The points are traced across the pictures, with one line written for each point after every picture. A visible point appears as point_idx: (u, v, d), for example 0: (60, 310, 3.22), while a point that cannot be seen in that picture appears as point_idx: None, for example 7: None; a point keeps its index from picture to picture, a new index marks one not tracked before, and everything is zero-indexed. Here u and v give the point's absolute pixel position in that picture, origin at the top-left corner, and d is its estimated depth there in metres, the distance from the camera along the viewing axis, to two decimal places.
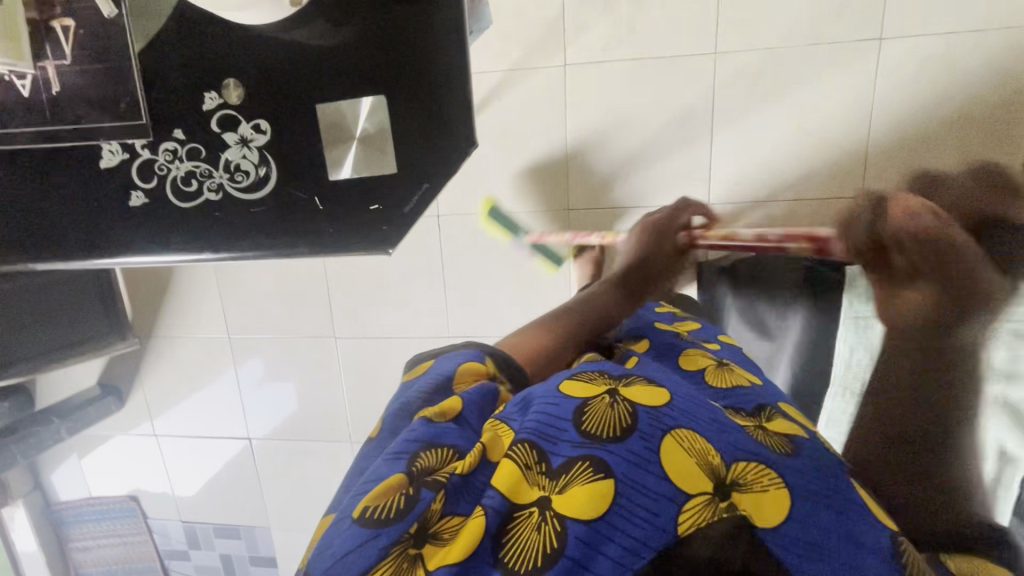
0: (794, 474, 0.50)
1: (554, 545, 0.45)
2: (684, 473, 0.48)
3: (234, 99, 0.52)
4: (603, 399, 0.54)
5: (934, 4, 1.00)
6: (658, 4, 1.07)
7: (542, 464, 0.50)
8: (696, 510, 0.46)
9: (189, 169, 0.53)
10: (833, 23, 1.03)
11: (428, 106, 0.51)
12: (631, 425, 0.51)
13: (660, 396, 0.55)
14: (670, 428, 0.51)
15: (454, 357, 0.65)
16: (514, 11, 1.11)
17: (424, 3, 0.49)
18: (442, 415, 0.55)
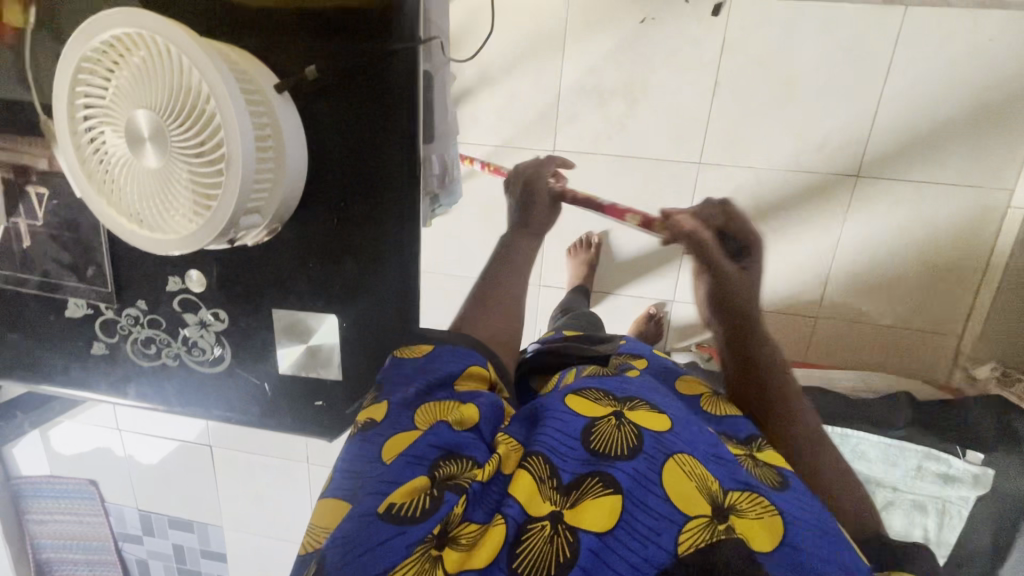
0: (788, 505, 0.48)
1: (570, 554, 0.42)
2: (690, 499, 0.45)
3: (196, 288, 0.49)
4: (609, 420, 0.51)
5: (912, 153, 1.03)
6: (652, 106, 1.08)
7: (552, 478, 0.47)
8: (700, 529, 0.43)
9: (149, 335, 0.52)
10: (815, 153, 1.05)
11: (376, 310, 0.48)
12: (635, 448, 0.48)
13: (661, 421, 0.52)
14: (671, 454, 0.49)
15: (457, 355, 0.58)
16: (510, 91, 1.12)
17: (378, 193, 0.45)
18: (462, 424, 0.51)
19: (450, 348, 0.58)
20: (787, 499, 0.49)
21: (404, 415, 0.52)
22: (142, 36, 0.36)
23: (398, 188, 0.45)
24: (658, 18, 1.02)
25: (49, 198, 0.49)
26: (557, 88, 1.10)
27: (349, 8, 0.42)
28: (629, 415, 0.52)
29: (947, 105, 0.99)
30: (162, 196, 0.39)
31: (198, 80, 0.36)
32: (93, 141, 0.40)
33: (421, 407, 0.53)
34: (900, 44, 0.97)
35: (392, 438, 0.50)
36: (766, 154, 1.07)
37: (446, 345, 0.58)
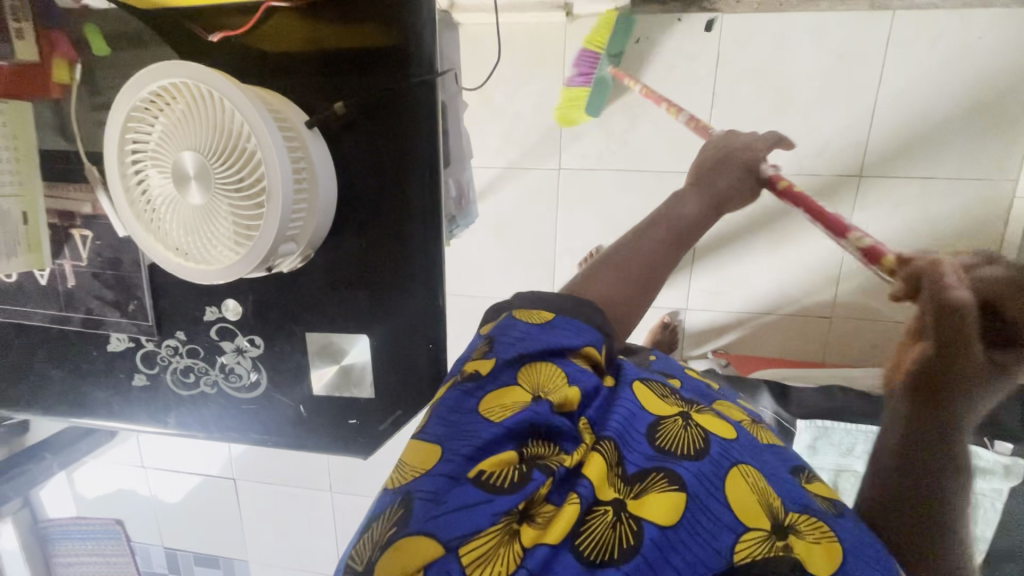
0: (856, 538, 0.39)
1: (635, 541, 0.37)
2: (754, 507, 0.40)
3: (233, 316, 0.52)
4: (674, 417, 0.46)
5: (913, 151, 1.05)
6: (653, 121, 1.11)
7: (619, 466, 0.41)
8: (760, 538, 0.38)
9: (188, 364, 0.54)
10: (816, 157, 1.07)
11: (404, 313, 0.50)
12: (700, 451, 0.42)
13: (726, 428, 0.46)
14: (736, 463, 0.42)
15: (578, 328, 0.48)
16: (513, 113, 1.16)
17: (400, 199, 0.47)
18: (563, 403, 0.43)
19: (575, 320, 0.48)
20: (852, 531, 0.40)
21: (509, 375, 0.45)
22: (183, 81, 0.38)
23: (419, 194, 0.47)
24: (653, 37, 1.06)
25: (93, 239, 0.52)
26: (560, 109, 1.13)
27: (372, 47, 0.44)
28: (694, 418, 0.46)
29: (943, 102, 1.01)
30: (205, 230, 0.40)
31: (238, 119, 0.38)
32: (132, 181, 0.41)
33: (526, 366, 0.46)
34: (891, 46, 1.00)
35: (492, 392, 0.44)
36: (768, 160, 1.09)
37: (567, 315, 0.49)
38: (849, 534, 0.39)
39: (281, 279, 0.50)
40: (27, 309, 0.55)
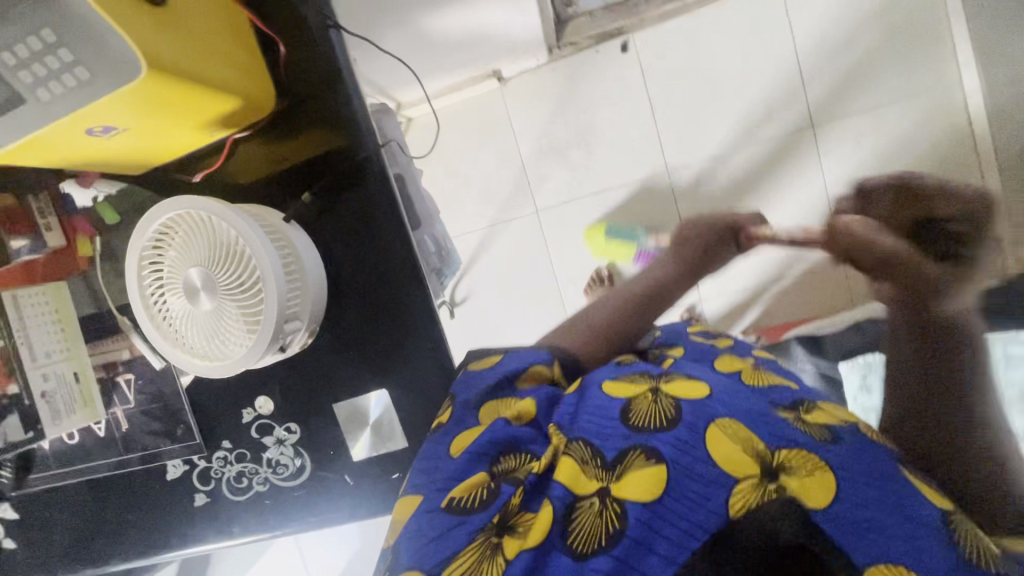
0: (853, 462, 0.34)
1: (620, 526, 0.33)
2: (738, 458, 0.34)
3: (268, 411, 0.57)
4: (643, 392, 0.40)
5: (851, 88, 1.09)
6: (605, 142, 1.19)
7: (595, 458, 0.36)
8: (751, 491, 0.33)
9: (239, 469, 0.58)
10: (764, 122, 1.13)
11: (414, 361, 0.54)
12: (674, 420, 0.37)
13: (699, 387, 0.40)
14: (718, 417, 0.37)
15: (524, 354, 0.48)
16: (481, 177, 1.25)
17: (384, 266, 0.53)
18: (520, 417, 0.41)
19: (519, 349, 0.49)
20: (849, 452, 0.35)
21: (469, 415, 0.44)
22: (190, 213, 0.45)
23: (399, 255, 0.53)
24: (579, 73, 1.17)
25: (137, 380, 0.58)
26: (520, 161, 1.23)
27: (322, 148, 0.52)
28: (663, 387, 0.41)
29: (859, 39, 1.07)
30: (219, 331, 0.46)
31: (228, 229, 0.45)
32: (160, 308, 0.48)
33: (486, 405, 0.44)
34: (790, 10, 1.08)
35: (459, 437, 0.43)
36: (723, 141, 1.15)
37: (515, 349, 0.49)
38: (846, 456, 0.34)
39: (299, 363, 0.55)
40: (92, 463, 0.61)
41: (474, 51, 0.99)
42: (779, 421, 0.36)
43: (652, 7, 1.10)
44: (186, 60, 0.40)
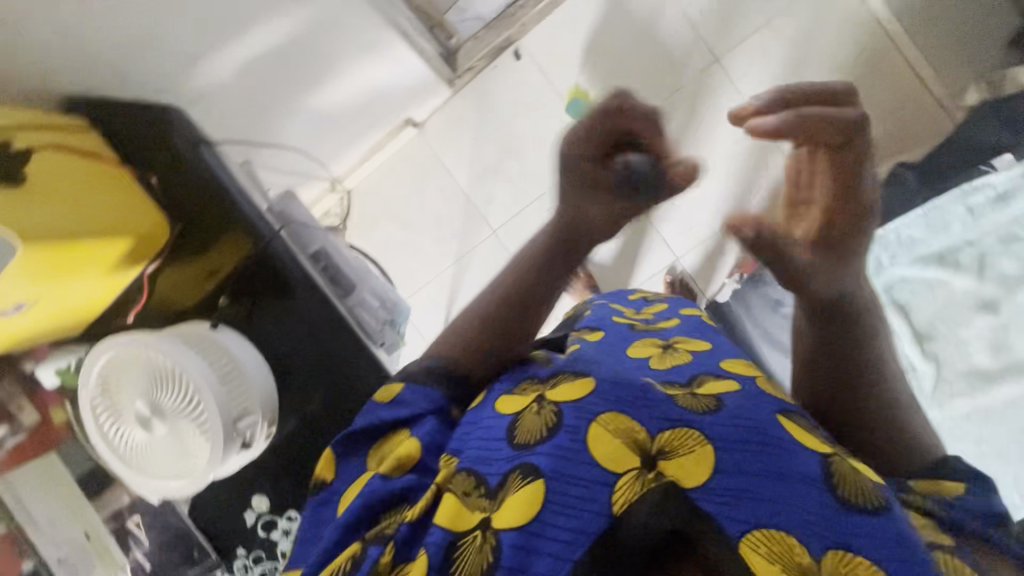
0: (742, 425, 0.37)
1: (495, 556, 0.33)
2: (621, 452, 0.35)
3: (267, 505, 0.59)
4: (530, 403, 0.40)
5: (737, 12, 1.11)
6: (532, 145, 1.22)
7: (479, 487, 0.36)
8: (632, 482, 0.34)
9: (259, 571, 0.59)
10: (670, 72, 1.15)
11: None
12: (556, 427, 0.37)
13: (584, 385, 0.40)
14: (599, 414, 0.37)
15: (421, 391, 0.44)
16: (433, 218, 1.28)
17: (335, 338, 0.55)
18: (400, 465, 0.40)
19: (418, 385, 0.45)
20: (730, 421, 0.37)
21: (356, 468, 0.42)
22: (117, 352, 0.48)
23: (344, 325, 0.56)
24: (485, 93, 1.22)
25: (145, 518, 0.61)
26: (462, 192, 1.26)
27: (243, 254, 0.55)
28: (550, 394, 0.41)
29: None
30: (182, 448, 0.48)
31: (159, 357, 0.47)
32: (125, 447, 0.50)
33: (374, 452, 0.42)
34: None
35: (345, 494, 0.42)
36: (639, 104, 1.16)
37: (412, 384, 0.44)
38: (728, 428, 0.36)
39: (279, 450, 0.58)
40: None
41: (377, 107, 1.04)
42: (670, 404, 0.38)
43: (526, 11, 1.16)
44: (75, 221, 0.45)
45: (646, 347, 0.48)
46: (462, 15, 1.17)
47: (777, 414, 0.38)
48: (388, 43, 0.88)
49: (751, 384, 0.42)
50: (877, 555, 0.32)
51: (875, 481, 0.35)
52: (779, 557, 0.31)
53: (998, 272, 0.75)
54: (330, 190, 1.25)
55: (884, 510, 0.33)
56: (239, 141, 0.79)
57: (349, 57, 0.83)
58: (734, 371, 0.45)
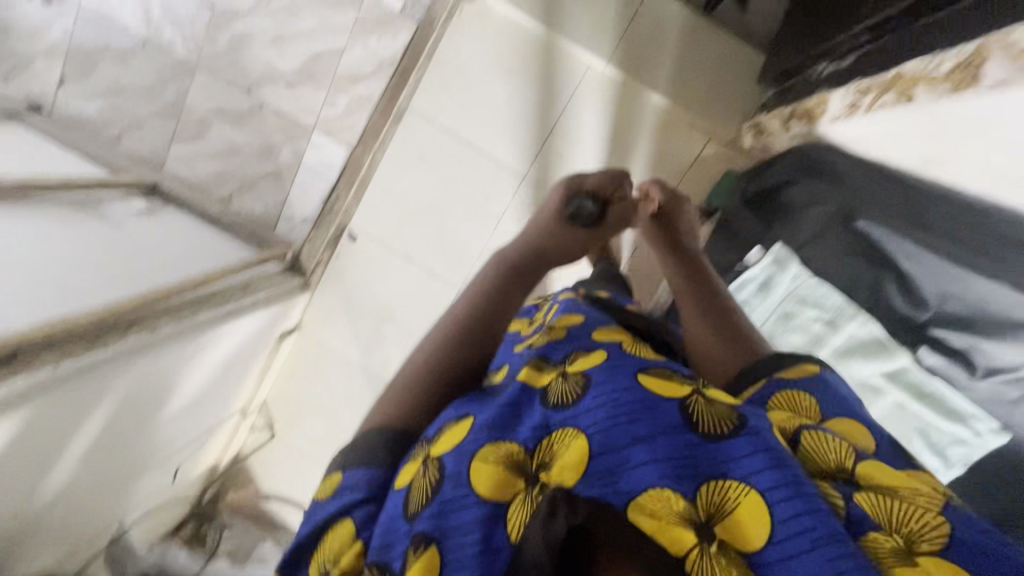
0: (603, 396, 0.39)
1: None
2: (503, 483, 0.37)
3: None
4: (417, 471, 0.40)
5: (523, 135, 1.18)
6: (401, 305, 1.30)
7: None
8: (520, 510, 0.35)
9: None
10: (488, 203, 1.22)
11: None
12: (440, 483, 0.38)
13: (465, 427, 0.41)
14: (475, 452, 0.39)
15: (358, 474, 0.42)
16: (346, 396, 1.36)
17: None
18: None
19: (355, 467, 0.42)
20: (594, 403, 0.39)
21: None
22: None
23: None
24: (342, 278, 1.29)
25: None
26: (358, 365, 1.34)
27: None
28: (434, 451, 0.41)
29: (500, 97, 1.16)
30: None
31: None
32: None
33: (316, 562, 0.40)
34: (436, 120, 1.18)
35: None
36: (477, 238, 1.24)
37: (351, 470, 0.42)
38: (590, 410, 0.38)
39: None
40: None
41: (240, 356, 1.12)
42: (535, 419, 0.41)
43: (345, 201, 1.24)
44: None
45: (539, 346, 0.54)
46: (291, 223, 1.29)
47: (636, 376, 0.41)
48: (211, 335, 0.96)
49: (617, 353, 0.48)
50: (740, 474, 0.34)
51: (733, 407, 0.39)
52: (664, 514, 0.32)
53: (788, 346, 0.85)
54: (242, 417, 1.31)
55: (742, 429, 0.36)
56: (116, 479, 0.89)
57: (178, 370, 0.90)
58: (611, 349, 0.49)
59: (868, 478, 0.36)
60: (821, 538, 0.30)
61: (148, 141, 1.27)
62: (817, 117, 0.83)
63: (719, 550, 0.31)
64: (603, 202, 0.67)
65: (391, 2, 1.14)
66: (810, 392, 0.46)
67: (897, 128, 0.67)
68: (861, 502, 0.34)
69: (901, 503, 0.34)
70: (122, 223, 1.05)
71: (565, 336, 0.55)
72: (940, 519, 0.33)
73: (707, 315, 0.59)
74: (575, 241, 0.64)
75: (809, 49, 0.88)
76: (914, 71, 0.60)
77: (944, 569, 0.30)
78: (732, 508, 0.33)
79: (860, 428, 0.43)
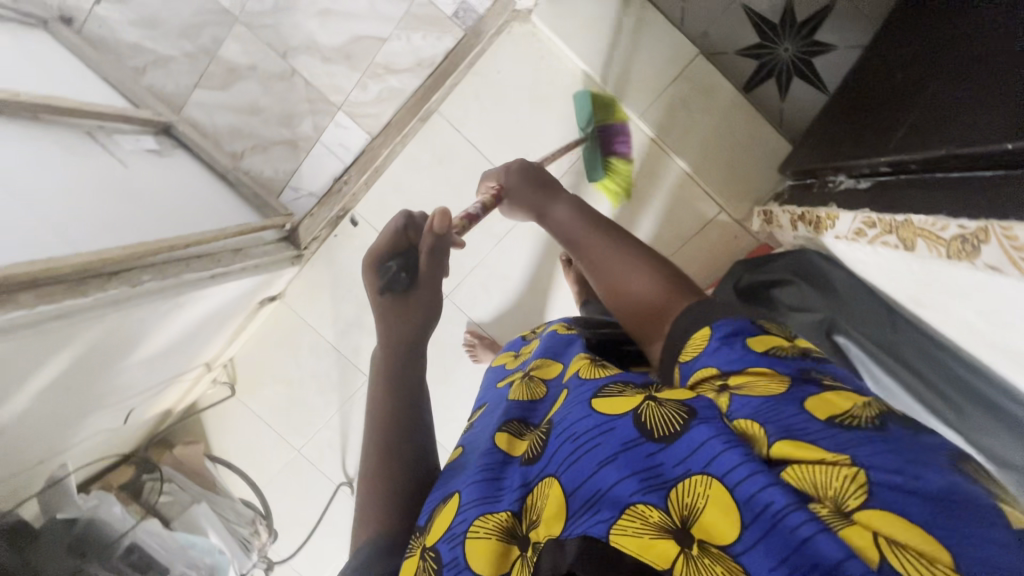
0: (567, 432, 0.45)
1: None
2: (501, 552, 0.41)
3: None
4: (418, 561, 0.46)
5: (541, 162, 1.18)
6: None
7: None
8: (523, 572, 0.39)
9: None
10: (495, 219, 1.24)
11: None
12: (439, 569, 0.43)
13: (451, 508, 0.47)
14: (466, 532, 0.43)
15: None
16: (311, 374, 1.35)
17: None
18: None
19: None
20: (559, 445, 0.44)
21: None
22: None
23: None
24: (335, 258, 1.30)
25: None
26: (332, 345, 1.34)
27: None
28: (427, 542, 0.47)
29: (528, 120, 1.17)
30: None
31: None
32: None
33: None
34: (463, 127, 1.19)
35: None
36: (476, 250, 1.26)
37: None
38: (558, 454, 0.44)
39: None
40: None
41: (217, 316, 1.11)
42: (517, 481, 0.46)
43: (354, 184, 1.24)
44: None
45: (519, 398, 0.58)
46: (296, 193, 1.29)
47: (591, 403, 0.46)
48: (194, 295, 0.95)
49: (575, 380, 0.53)
50: (700, 467, 0.38)
51: (681, 402, 0.43)
52: (642, 528, 0.35)
53: None
54: (206, 371, 1.30)
55: (688, 424, 0.41)
56: (67, 416, 0.88)
57: (152, 325, 0.90)
58: (570, 378, 0.54)
59: (783, 448, 0.38)
60: (782, 514, 0.33)
61: (173, 80, 1.26)
62: (823, 226, 0.86)
63: (703, 550, 0.34)
64: (411, 258, 0.67)
65: (444, 4, 1.18)
66: (713, 366, 0.47)
67: (895, 265, 0.71)
68: (787, 477, 0.36)
69: (824, 464, 0.36)
70: (127, 158, 1.02)
71: (536, 377, 0.61)
72: (852, 468, 0.35)
73: (621, 271, 0.67)
74: (421, 301, 0.67)
75: (829, 154, 0.90)
76: (920, 223, 0.62)
77: (879, 520, 0.32)
78: (702, 505, 0.36)
79: (771, 379, 0.44)
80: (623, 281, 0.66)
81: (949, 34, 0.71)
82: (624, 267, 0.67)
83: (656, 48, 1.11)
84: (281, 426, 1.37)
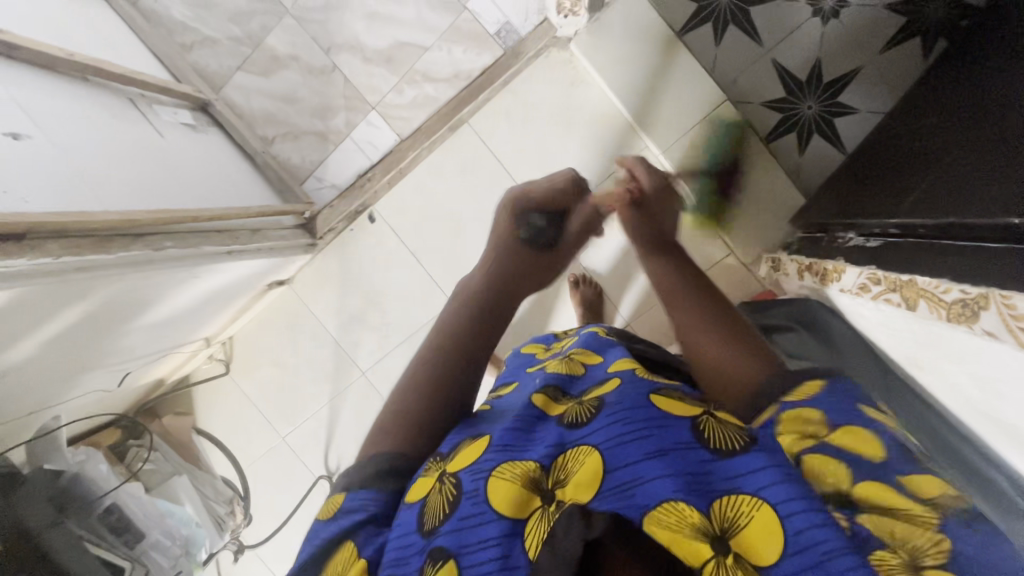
0: (621, 412, 0.46)
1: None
2: (521, 498, 0.43)
3: None
4: (433, 485, 0.47)
5: None
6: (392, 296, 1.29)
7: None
8: (541, 524, 0.40)
9: None
10: None
11: None
12: (457, 499, 0.44)
13: (477, 450, 0.48)
14: (492, 470, 0.45)
15: (364, 493, 0.49)
16: (307, 362, 1.35)
17: None
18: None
19: (360, 491, 0.50)
20: (610, 421, 0.46)
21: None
22: None
23: None
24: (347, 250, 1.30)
25: None
26: (331, 337, 1.33)
27: None
28: (449, 470, 0.48)
29: (555, 141, 1.20)
30: None
31: None
32: None
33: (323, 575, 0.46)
34: (490, 141, 1.22)
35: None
36: None
37: (353, 490, 0.50)
38: (604, 431, 0.45)
39: None
40: None
41: (223, 293, 1.12)
42: (550, 438, 0.48)
43: (377, 182, 1.27)
44: None
45: (559, 372, 0.60)
46: (320, 183, 1.33)
47: (651, 397, 0.48)
48: (210, 268, 0.97)
49: (630, 375, 0.54)
50: (753, 487, 0.38)
51: (743, 430, 0.44)
52: (676, 525, 0.36)
53: None
54: (204, 345, 1.31)
55: (750, 446, 0.42)
56: (66, 371, 0.88)
57: (164, 292, 0.92)
58: (622, 370, 0.56)
59: (870, 491, 0.39)
60: (832, 553, 0.34)
61: (217, 60, 1.30)
62: (829, 279, 0.90)
63: (736, 564, 0.35)
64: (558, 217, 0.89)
65: (487, 23, 1.24)
66: (799, 399, 0.48)
67: (897, 323, 0.73)
68: (864, 520, 0.37)
69: (906, 522, 0.37)
70: (163, 127, 1.05)
71: (581, 364, 0.63)
72: (939, 534, 0.36)
73: (715, 333, 0.58)
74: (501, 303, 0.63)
75: (843, 211, 0.93)
76: (924, 285, 0.66)
77: None
78: (744, 523, 0.37)
79: (870, 435, 0.45)
80: (714, 344, 0.57)
81: (963, 111, 0.75)
82: (716, 335, 0.57)
83: (690, 87, 1.14)
84: (270, 411, 1.36)
